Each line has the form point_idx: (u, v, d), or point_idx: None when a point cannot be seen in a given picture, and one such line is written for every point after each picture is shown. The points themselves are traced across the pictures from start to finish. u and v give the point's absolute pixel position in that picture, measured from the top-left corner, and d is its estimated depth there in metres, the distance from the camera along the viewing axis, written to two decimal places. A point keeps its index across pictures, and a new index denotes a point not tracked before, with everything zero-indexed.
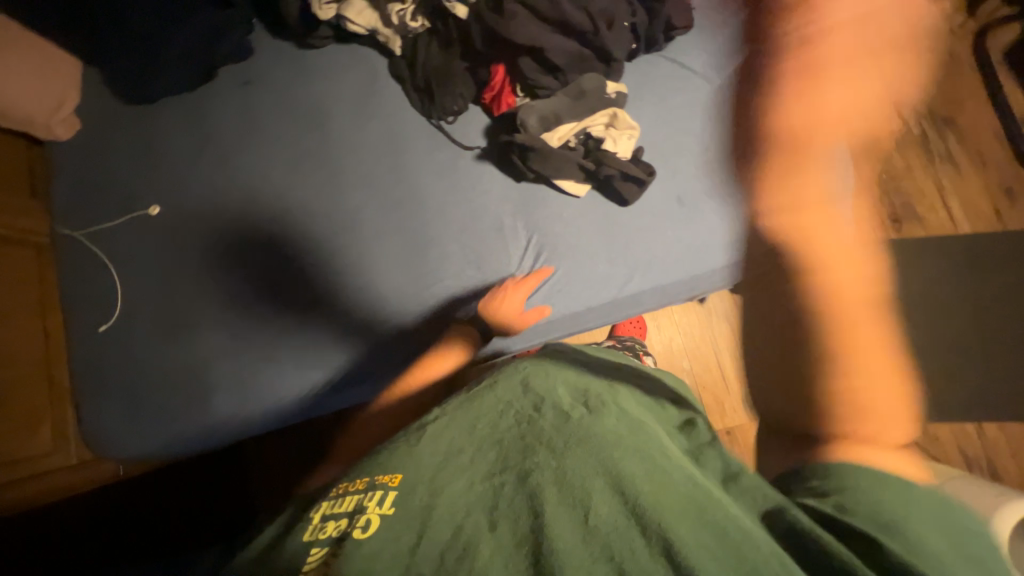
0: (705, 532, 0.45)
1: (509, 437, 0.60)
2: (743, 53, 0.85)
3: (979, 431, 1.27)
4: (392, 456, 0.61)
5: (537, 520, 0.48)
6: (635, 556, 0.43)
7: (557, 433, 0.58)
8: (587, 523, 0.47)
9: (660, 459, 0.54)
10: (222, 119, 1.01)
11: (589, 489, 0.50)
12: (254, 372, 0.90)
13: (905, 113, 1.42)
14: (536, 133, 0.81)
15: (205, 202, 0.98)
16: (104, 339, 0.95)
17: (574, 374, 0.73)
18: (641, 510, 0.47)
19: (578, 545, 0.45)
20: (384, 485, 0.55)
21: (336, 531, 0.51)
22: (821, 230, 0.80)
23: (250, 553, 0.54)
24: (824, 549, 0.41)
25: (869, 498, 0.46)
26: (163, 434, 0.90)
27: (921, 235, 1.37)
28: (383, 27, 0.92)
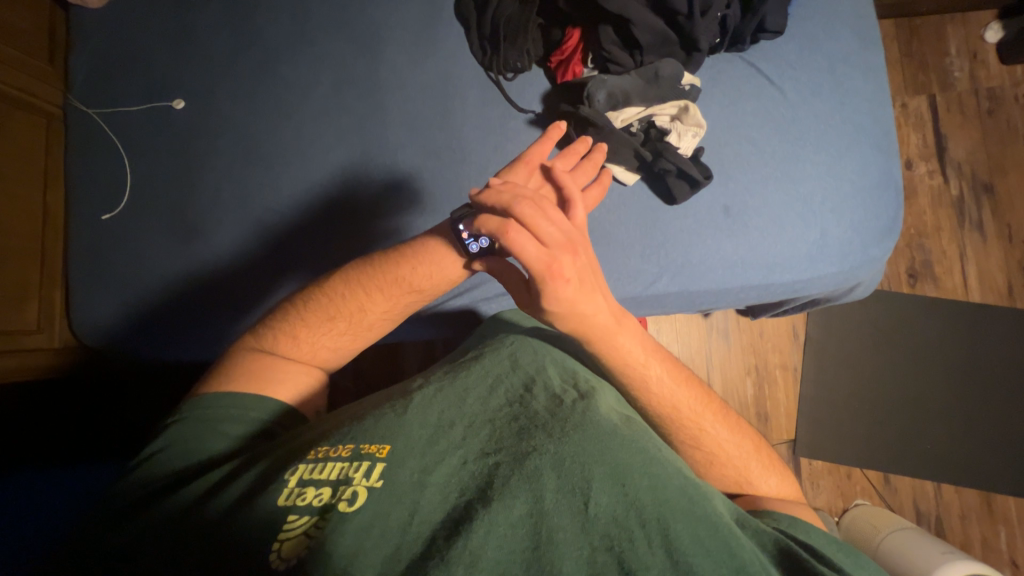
0: (694, 535, 0.49)
1: (502, 413, 0.58)
2: (826, 73, 0.81)
3: (936, 489, 1.33)
4: (374, 420, 0.56)
5: (538, 508, 0.48)
6: (633, 548, 0.47)
7: (553, 417, 0.57)
8: (586, 517, 0.48)
9: (650, 458, 0.54)
10: (270, 23, 0.94)
11: (589, 481, 0.50)
12: (259, 297, 0.88)
13: (948, 171, 1.41)
14: (600, 110, 0.78)
15: (235, 107, 0.92)
16: (107, 228, 0.91)
17: (562, 358, 0.68)
18: (640, 509, 0.49)
19: (579, 537, 0.47)
20: (370, 456, 0.52)
21: (318, 500, 0.49)
22: (856, 269, 0.79)
23: (215, 507, 0.50)
24: (806, 563, 0.50)
25: (815, 534, 0.58)
26: (158, 339, 0.89)
27: (933, 294, 1.38)
28: None
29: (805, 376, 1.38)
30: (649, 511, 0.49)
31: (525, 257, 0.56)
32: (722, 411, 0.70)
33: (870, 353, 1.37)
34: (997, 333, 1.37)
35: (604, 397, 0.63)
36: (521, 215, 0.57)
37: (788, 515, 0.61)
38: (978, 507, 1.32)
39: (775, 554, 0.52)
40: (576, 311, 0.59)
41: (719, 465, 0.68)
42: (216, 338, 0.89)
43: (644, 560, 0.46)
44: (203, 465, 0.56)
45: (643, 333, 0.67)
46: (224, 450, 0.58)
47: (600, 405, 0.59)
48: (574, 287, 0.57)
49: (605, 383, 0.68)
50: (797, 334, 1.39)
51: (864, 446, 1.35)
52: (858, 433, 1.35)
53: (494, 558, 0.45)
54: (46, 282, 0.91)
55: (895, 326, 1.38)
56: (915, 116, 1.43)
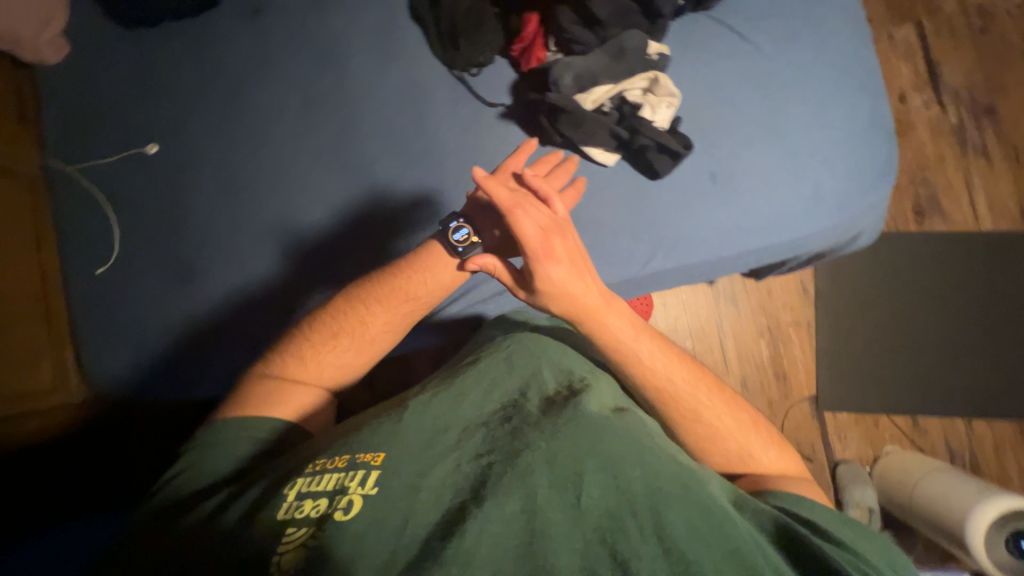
0: (690, 519, 0.48)
1: (495, 415, 0.58)
2: (800, 18, 0.77)
3: (967, 426, 1.31)
4: (371, 430, 0.56)
5: (531, 502, 0.48)
6: (627, 537, 0.47)
7: (545, 415, 0.57)
8: (579, 509, 0.48)
9: (643, 448, 0.54)
10: (229, 54, 0.93)
11: (582, 474, 0.50)
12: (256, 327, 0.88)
13: (945, 98, 1.35)
14: (567, 94, 0.75)
15: (208, 142, 0.92)
16: (103, 282, 0.92)
17: (560, 354, 0.68)
18: (633, 499, 0.49)
19: (572, 529, 0.47)
20: (366, 464, 0.52)
21: (315, 511, 0.49)
22: (855, 220, 0.76)
23: (217, 527, 0.50)
24: (808, 543, 0.49)
25: (818, 510, 0.57)
26: (169, 381, 0.90)
27: (941, 229, 1.34)
28: None
29: (818, 330, 1.36)
30: (643, 501, 0.49)
31: (521, 233, 0.59)
32: (724, 388, 0.69)
33: (884, 297, 1.35)
34: (1013, 259, 1.32)
35: (599, 391, 0.62)
36: (520, 199, 0.61)
37: (792, 493, 0.60)
38: (1012, 439, 1.29)
39: (778, 533, 0.51)
40: (568, 293, 0.61)
41: (725, 443, 0.66)
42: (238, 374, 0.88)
43: (639, 549, 0.46)
44: (208, 486, 0.57)
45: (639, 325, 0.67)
46: (228, 471, 0.58)
47: (594, 401, 0.59)
48: (564, 268, 0.60)
49: (601, 376, 0.67)
50: (805, 289, 1.37)
51: (887, 393, 1.33)
52: (880, 381, 1.33)
53: (488, 556, 0.45)
54: (55, 343, 0.93)
55: (905, 267, 1.34)
56: (904, 46, 1.37)
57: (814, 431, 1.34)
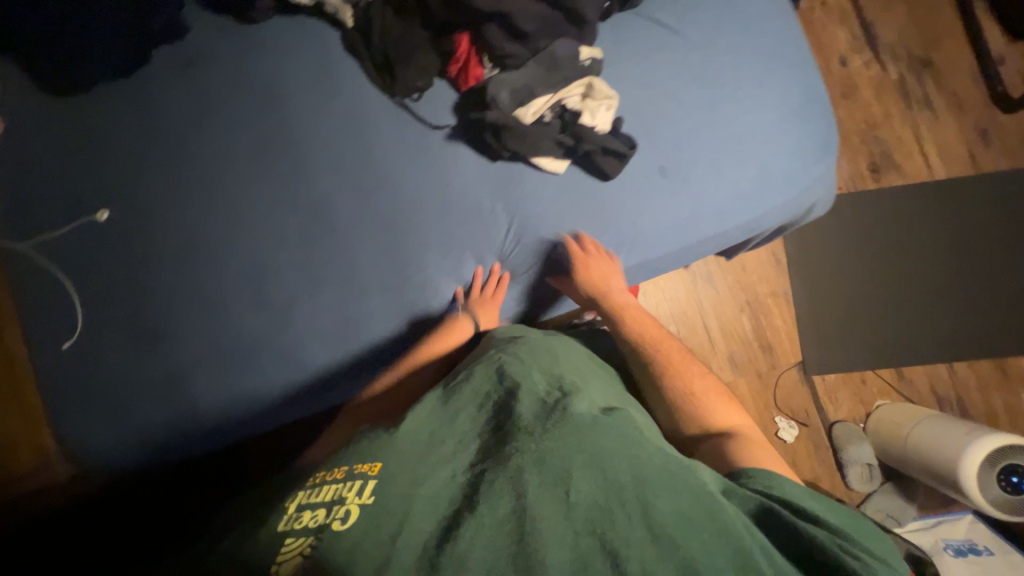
0: (676, 505, 0.50)
1: (488, 423, 0.57)
2: (722, 5, 0.78)
3: (950, 370, 1.34)
4: (368, 444, 0.57)
5: (522, 503, 0.48)
6: (616, 528, 0.48)
7: (537, 418, 0.55)
8: (569, 505, 0.49)
9: (630, 442, 0.55)
10: (168, 109, 0.92)
11: (570, 472, 0.51)
12: (241, 375, 0.87)
13: (883, 56, 1.39)
14: (508, 109, 0.75)
15: (159, 201, 0.90)
16: (73, 358, 0.89)
17: (552, 363, 0.67)
18: (620, 490, 0.50)
19: (564, 526, 0.47)
20: (362, 474, 0.52)
21: (313, 522, 0.49)
22: (806, 193, 0.78)
23: (227, 544, 0.52)
24: (791, 523, 0.51)
25: (797, 491, 0.56)
26: (155, 439, 0.87)
27: (897, 183, 1.37)
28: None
29: (796, 297, 1.38)
30: (630, 492, 0.50)
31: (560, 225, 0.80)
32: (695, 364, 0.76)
33: (854, 257, 1.37)
34: (969, 203, 1.36)
35: (588, 394, 0.62)
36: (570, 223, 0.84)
37: (763, 469, 0.60)
38: (994, 376, 1.33)
39: (767, 514, 0.52)
40: (598, 275, 0.78)
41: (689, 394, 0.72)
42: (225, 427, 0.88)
43: (628, 540, 0.47)
44: (237, 520, 0.59)
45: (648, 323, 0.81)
46: (252, 509, 0.60)
47: (584, 403, 0.59)
48: (596, 256, 0.78)
49: (592, 383, 0.66)
50: (778, 260, 1.39)
51: (869, 349, 1.35)
52: (862, 339, 1.36)
53: (481, 558, 0.45)
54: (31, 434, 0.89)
55: (870, 225, 1.37)
56: (837, 11, 1.40)
57: (806, 397, 1.36)
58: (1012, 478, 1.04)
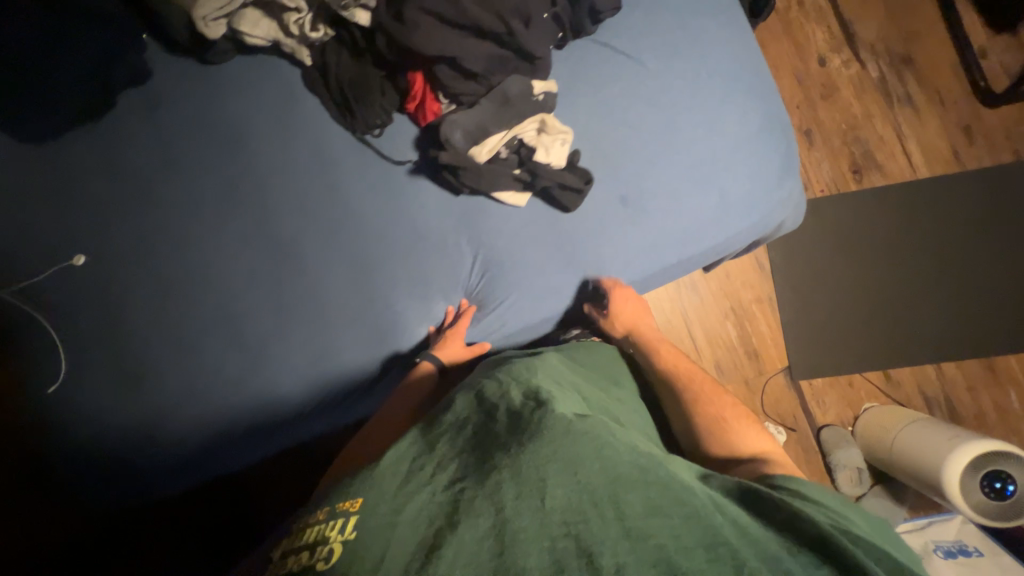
0: (645, 500, 0.49)
1: (468, 444, 0.57)
2: (678, 28, 0.78)
3: (937, 369, 1.33)
4: (350, 481, 0.54)
5: (500, 517, 0.47)
6: (591, 527, 0.46)
7: (512, 433, 0.55)
8: (545, 511, 0.47)
9: (602, 441, 0.54)
10: (136, 149, 0.92)
11: (544, 479, 0.50)
12: (242, 405, 0.85)
13: (863, 55, 1.37)
14: (461, 149, 0.73)
15: (131, 241, 0.89)
16: (61, 407, 0.84)
17: (529, 373, 0.67)
18: (594, 491, 0.49)
19: (539, 532, 0.46)
20: (345, 511, 0.49)
21: (295, 566, 0.46)
22: (768, 216, 0.77)
23: None
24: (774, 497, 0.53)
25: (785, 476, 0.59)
26: (163, 474, 0.85)
27: (879, 182, 1.36)
28: (284, 39, 0.83)
29: (781, 302, 1.37)
30: (602, 492, 0.49)
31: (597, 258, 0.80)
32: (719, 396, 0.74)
33: (838, 259, 1.36)
34: (953, 200, 1.34)
35: (563, 400, 0.61)
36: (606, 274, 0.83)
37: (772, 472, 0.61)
38: (981, 374, 1.32)
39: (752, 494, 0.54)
40: (629, 302, 0.79)
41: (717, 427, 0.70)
42: (217, 463, 0.86)
43: (602, 538, 0.46)
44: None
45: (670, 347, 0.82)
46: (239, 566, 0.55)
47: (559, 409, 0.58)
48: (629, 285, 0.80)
49: (570, 390, 0.65)
50: (761, 265, 1.38)
51: (856, 351, 1.35)
52: (848, 342, 1.35)
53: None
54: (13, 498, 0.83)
55: (853, 227, 1.36)
56: (814, 10, 1.38)
57: (793, 401, 1.35)
58: (995, 484, 1.03)
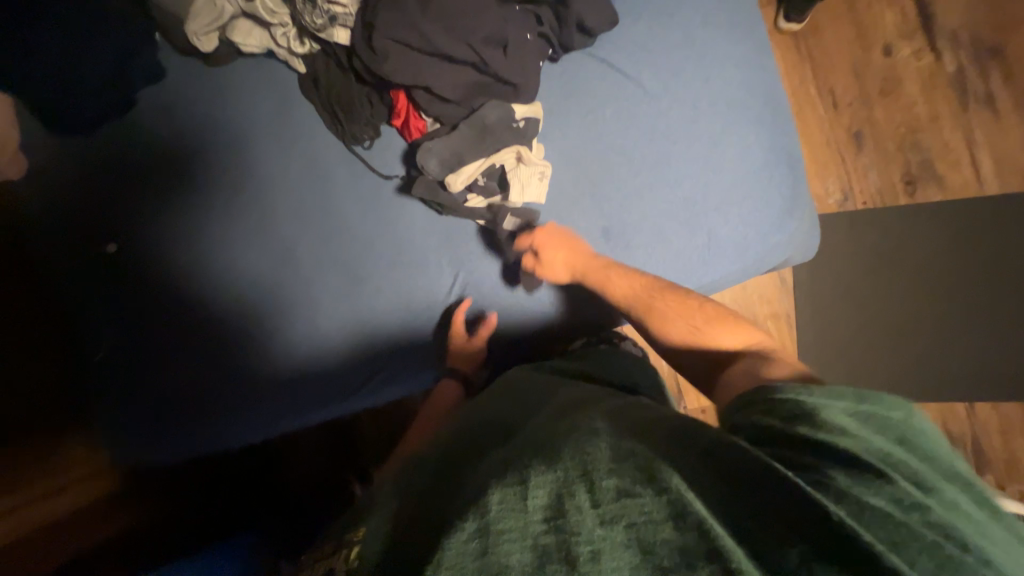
0: (623, 480, 0.42)
1: (461, 468, 0.55)
2: (682, 49, 0.87)
3: (968, 408, 1.21)
4: (360, 519, 0.54)
5: (482, 518, 0.41)
6: (571, 517, 0.40)
7: (500, 452, 0.54)
8: (526, 506, 0.41)
9: (580, 435, 0.49)
10: (143, 134, 0.92)
11: (525, 477, 0.44)
12: (267, 386, 0.88)
13: (938, 45, 1.21)
14: (437, 175, 0.82)
15: (141, 226, 0.90)
16: (97, 380, 0.88)
17: (521, 399, 0.69)
18: (571, 479, 0.43)
19: (521, 527, 0.40)
20: (351, 541, 0.50)
21: None
22: (760, 258, 0.87)
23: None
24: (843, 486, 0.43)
25: (837, 417, 0.50)
26: (187, 448, 0.88)
27: (937, 196, 1.21)
28: (277, 50, 0.89)
29: (800, 320, 1.26)
30: (578, 478, 0.43)
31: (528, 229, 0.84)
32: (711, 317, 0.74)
33: (874, 281, 1.21)
34: None
35: (549, 413, 0.60)
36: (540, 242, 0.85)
37: (790, 386, 0.55)
38: (1020, 417, 1.20)
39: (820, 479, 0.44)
40: (570, 256, 0.81)
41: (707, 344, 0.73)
42: (216, 437, 0.88)
43: (582, 526, 0.39)
44: None
45: (638, 273, 0.80)
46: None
47: (545, 422, 0.57)
48: (562, 246, 0.81)
49: (562, 399, 0.64)
50: (781, 278, 1.28)
51: (885, 383, 1.20)
52: (872, 370, 1.22)
53: None
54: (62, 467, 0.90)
55: (895, 248, 1.21)
56: None
57: None
58: None
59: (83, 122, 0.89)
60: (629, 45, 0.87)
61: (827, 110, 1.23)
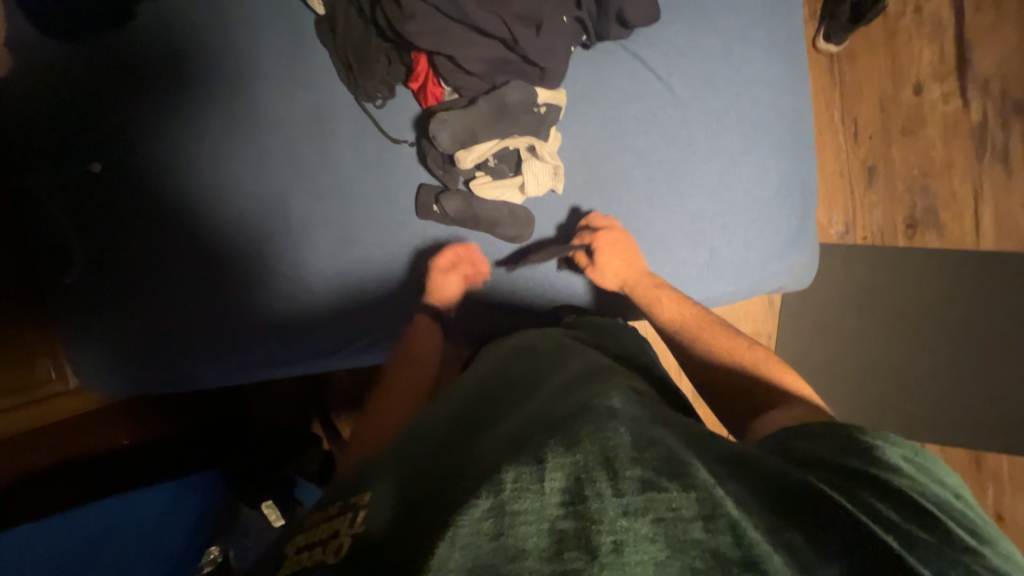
0: (646, 473, 0.40)
1: (466, 435, 0.51)
2: (721, 60, 0.85)
3: None
4: (356, 482, 0.49)
5: (497, 497, 0.38)
6: (592, 504, 0.37)
7: (508, 424, 0.50)
8: (543, 488, 0.38)
9: (599, 415, 0.46)
10: (135, 48, 0.85)
11: (541, 455, 0.41)
12: (249, 333, 0.86)
13: (969, 91, 1.19)
14: (448, 149, 0.80)
15: (125, 147, 0.85)
16: (69, 298, 0.86)
17: (526, 365, 0.65)
18: (591, 462, 0.41)
19: (538, 510, 0.37)
20: (354, 505, 0.45)
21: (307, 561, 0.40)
22: (758, 283, 0.88)
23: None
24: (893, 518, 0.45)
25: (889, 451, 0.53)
26: (156, 380, 0.87)
27: (934, 244, 1.22)
28: None
29: (780, 344, 1.24)
30: (599, 465, 0.40)
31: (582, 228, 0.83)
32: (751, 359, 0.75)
33: (855, 316, 1.24)
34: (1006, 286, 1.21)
35: (555, 385, 0.57)
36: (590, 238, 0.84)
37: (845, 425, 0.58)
38: (968, 468, 1.23)
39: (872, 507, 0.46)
40: (624, 260, 0.81)
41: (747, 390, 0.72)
42: (181, 378, 0.87)
43: (604, 516, 0.37)
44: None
45: (688, 301, 0.81)
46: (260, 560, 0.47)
47: (554, 396, 0.54)
48: (617, 249, 0.81)
49: (568, 371, 0.61)
50: (771, 301, 1.24)
51: (840, 412, 1.24)
52: (834, 399, 1.24)
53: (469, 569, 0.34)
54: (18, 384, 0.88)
55: (881, 288, 1.23)
56: (931, 23, 1.19)
57: None
58: None
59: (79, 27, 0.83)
60: (665, 43, 0.84)
61: (846, 140, 1.21)
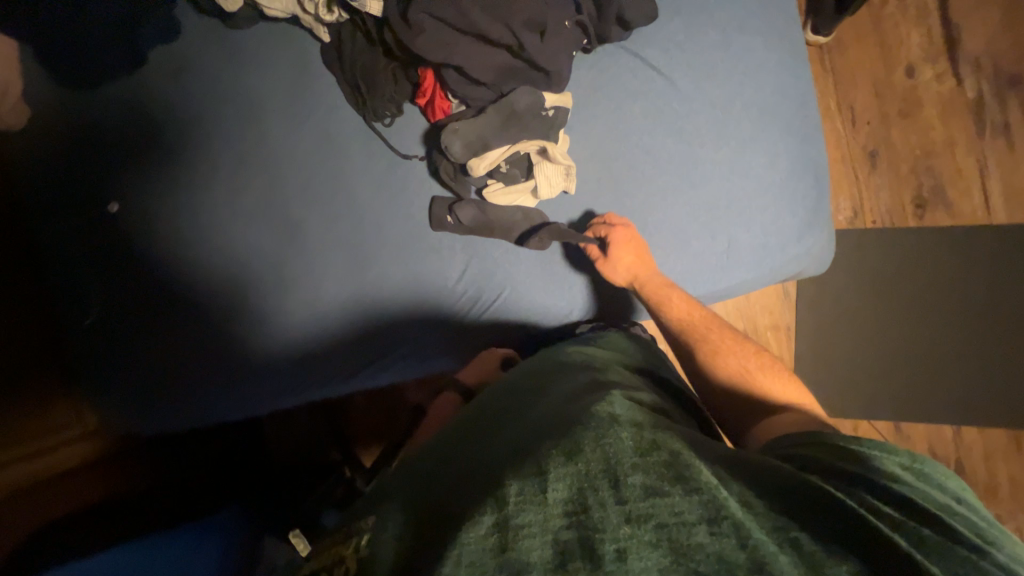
0: (649, 478, 0.41)
1: (472, 455, 0.51)
2: (718, 55, 0.87)
3: (957, 433, 1.21)
4: (364, 512, 0.49)
5: (500, 511, 0.39)
6: (594, 514, 0.38)
7: (513, 439, 0.51)
8: (545, 499, 0.39)
9: (599, 423, 0.47)
10: (148, 89, 0.88)
11: (544, 468, 0.42)
12: (267, 359, 0.86)
13: (961, 69, 1.21)
14: (461, 159, 0.81)
15: (139, 184, 0.86)
16: (86, 338, 0.84)
17: (528, 381, 0.65)
18: (595, 472, 0.41)
19: (541, 522, 0.38)
20: (360, 532, 0.44)
21: None
22: (781, 266, 0.88)
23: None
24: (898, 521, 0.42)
25: (885, 453, 0.51)
26: (179, 414, 0.86)
27: (946, 221, 1.22)
28: (302, 15, 0.87)
29: (800, 335, 1.23)
30: (601, 474, 0.41)
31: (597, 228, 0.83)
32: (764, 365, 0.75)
33: (873, 300, 1.22)
34: None
35: (558, 397, 0.57)
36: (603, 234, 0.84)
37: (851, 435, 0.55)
38: (1004, 446, 1.20)
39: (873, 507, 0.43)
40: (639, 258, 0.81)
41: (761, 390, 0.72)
42: (199, 408, 0.87)
43: (607, 524, 0.37)
44: None
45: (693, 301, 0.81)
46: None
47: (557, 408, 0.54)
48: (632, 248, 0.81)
49: (571, 383, 0.61)
50: (786, 291, 1.24)
51: (869, 399, 1.21)
52: (862, 385, 1.22)
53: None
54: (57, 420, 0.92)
55: (896, 270, 1.22)
56: (915, 7, 1.22)
57: None
58: None
59: (98, 73, 0.86)
60: (662, 42, 0.86)
61: (844, 125, 1.23)
